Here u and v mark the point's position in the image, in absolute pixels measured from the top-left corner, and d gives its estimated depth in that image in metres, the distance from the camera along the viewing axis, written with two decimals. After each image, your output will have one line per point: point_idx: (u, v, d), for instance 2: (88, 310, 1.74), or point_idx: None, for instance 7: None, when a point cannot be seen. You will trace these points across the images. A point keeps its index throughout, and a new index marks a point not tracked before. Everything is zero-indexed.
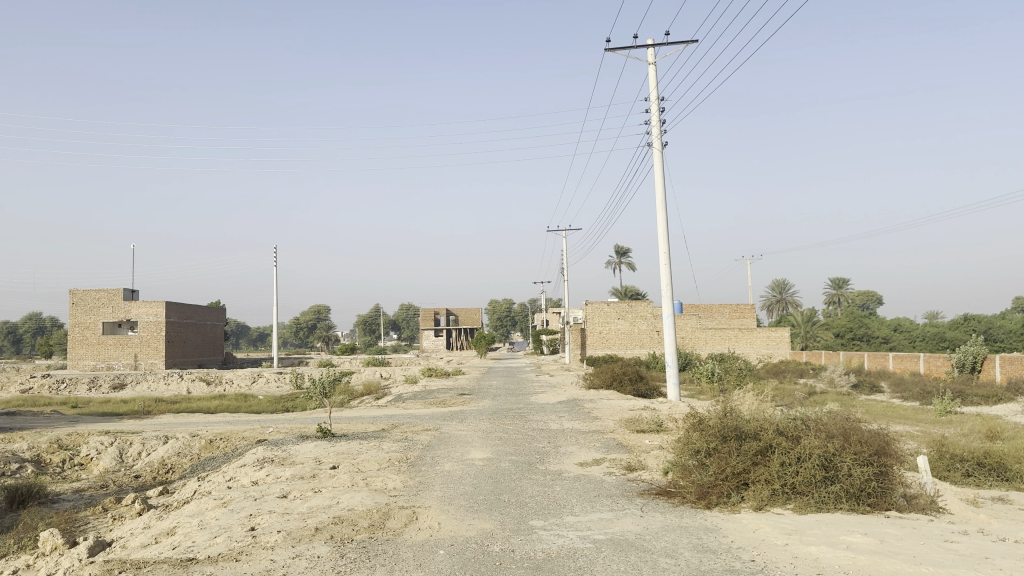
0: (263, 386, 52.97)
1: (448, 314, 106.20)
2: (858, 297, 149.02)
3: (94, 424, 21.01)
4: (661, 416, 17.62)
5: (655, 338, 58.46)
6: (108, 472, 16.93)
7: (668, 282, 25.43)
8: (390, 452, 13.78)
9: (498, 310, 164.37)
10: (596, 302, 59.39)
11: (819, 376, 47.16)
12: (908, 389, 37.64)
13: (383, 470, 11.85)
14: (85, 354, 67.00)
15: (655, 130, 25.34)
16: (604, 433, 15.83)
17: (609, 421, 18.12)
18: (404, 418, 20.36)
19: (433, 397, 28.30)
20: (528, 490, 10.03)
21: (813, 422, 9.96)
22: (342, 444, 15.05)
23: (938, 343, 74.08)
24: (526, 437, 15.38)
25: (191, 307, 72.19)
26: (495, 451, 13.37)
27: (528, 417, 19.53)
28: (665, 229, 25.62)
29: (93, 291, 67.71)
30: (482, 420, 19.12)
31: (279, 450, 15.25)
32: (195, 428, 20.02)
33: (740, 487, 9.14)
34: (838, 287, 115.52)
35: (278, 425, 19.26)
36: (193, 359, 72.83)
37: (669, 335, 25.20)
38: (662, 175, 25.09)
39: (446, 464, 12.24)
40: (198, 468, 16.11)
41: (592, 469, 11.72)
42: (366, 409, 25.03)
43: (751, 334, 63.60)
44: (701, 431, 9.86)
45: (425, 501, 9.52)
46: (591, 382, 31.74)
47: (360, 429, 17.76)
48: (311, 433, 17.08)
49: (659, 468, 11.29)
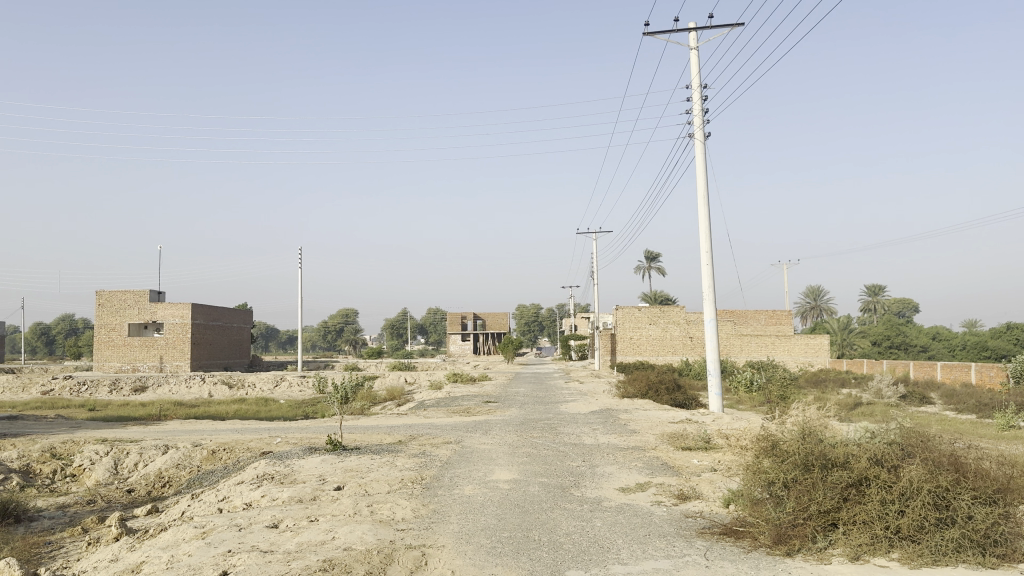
0: (286, 389, 51.81)
1: (476, 318, 105.03)
2: (894, 304, 145.69)
3: (94, 431, 19.62)
4: (708, 433, 15.83)
5: (688, 345, 56.32)
6: (99, 485, 15.55)
7: (710, 284, 23.59)
8: (404, 470, 12.14)
9: (525, 314, 162.93)
10: (627, 307, 57.44)
11: (864, 386, 44.76)
12: (961, 401, 35.29)
13: (392, 495, 10.20)
14: (111, 356, 66.35)
15: (697, 120, 23.60)
16: (645, 451, 14.07)
17: (649, 436, 16.36)
18: (425, 429, 18.74)
19: (456, 405, 26.66)
20: (563, 525, 8.31)
21: (915, 448, 8.15)
22: (352, 460, 13.44)
23: (982, 353, 71.10)
24: (558, 453, 13.67)
25: (218, 309, 71.47)
26: (522, 472, 11.65)
27: (559, 430, 17.79)
28: (707, 228, 23.83)
29: (119, 292, 67.16)
30: (507, 433, 17.41)
31: (282, 465, 13.70)
32: (199, 437, 18.57)
33: (826, 529, 7.40)
34: (873, 294, 112.43)
35: (286, 436, 17.72)
36: (220, 362, 72.03)
37: (711, 341, 23.32)
38: (704, 168, 23.29)
39: (466, 487, 10.55)
40: (195, 482, 14.65)
41: (638, 497, 9.97)
42: (386, 417, 23.46)
43: (789, 341, 61.25)
44: (778, 458, 8.12)
45: (439, 538, 7.84)
46: (625, 391, 29.89)
47: (375, 441, 16.13)
48: (321, 445, 15.49)
49: (718, 499, 9.54)
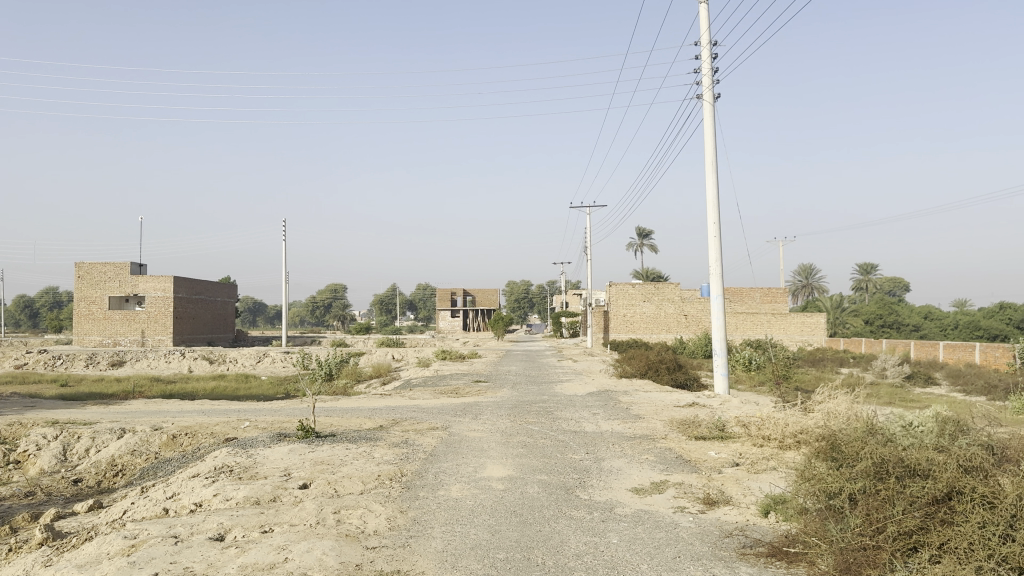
0: (269, 365, 50.19)
1: (465, 295, 103.43)
2: (885, 283, 145.39)
3: (49, 412, 17.95)
4: (721, 420, 14.34)
5: (682, 322, 55.05)
6: (43, 474, 13.94)
7: (717, 257, 22.04)
8: (384, 463, 10.54)
9: (516, 291, 161.78)
10: (620, 284, 55.91)
11: (865, 366, 43.57)
12: (968, 382, 34.08)
13: (365, 497, 8.58)
14: (92, 330, 64.33)
15: (706, 80, 21.98)
16: (655, 441, 12.54)
17: (657, 422, 14.83)
18: (409, 412, 17.10)
19: (445, 384, 25.12)
20: (571, 543, 6.73)
21: (1014, 455, 6.50)
22: (325, 450, 11.81)
23: (974, 333, 70.32)
24: (558, 444, 12.09)
25: (201, 282, 69.56)
26: (518, 468, 10.04)
27: (557, 414, 16.22)
28: (715, 197, 22.27)
29: (99, 264, 65.14)
30: (499, 417, 15.81)
31: (243, 454, 12.09)
32: (160, 420, 16.92)
33: (907, 555, 5.69)
34: (865, 273, 111.73)
35: (256, 419, 16.11)
36: (203, 337, 70.27)
37: (717, 319, 21.79)
38: (713, 131, 21.65)
39: (452, 488, 8.95)
40: (149, 472, 13.07)
41: (656, 502, 8.41)
42: (368, 397, 21.81)
43: (784, 319, 60.03)
44: (842, 469, 6.57)
45: (418, 563, 6.23)
46: (623, 371, 28.46)
47: (353, 426, 14.55)
48: (292, 431, 13.87)
49: (754, 506, 8.00)
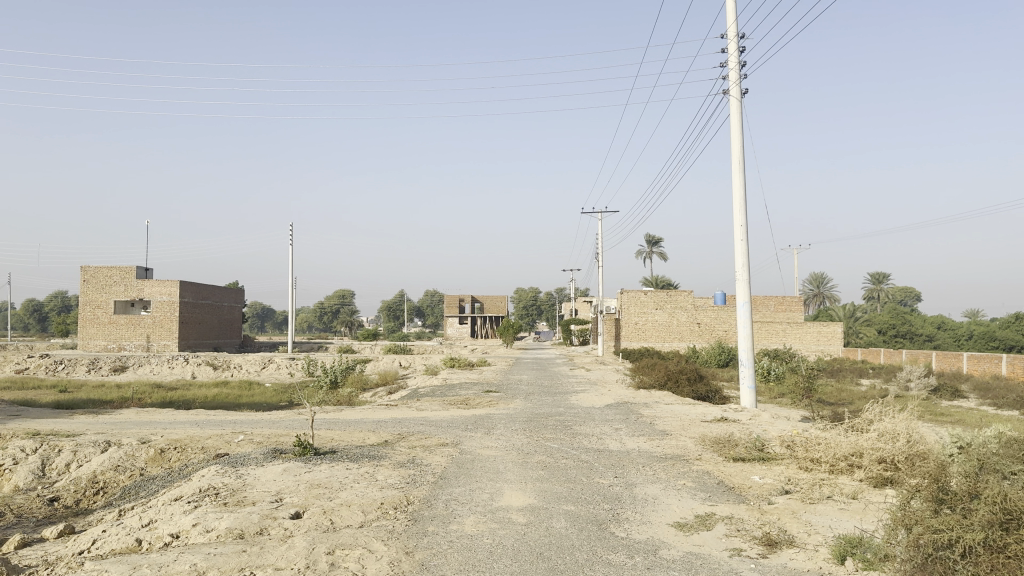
0: (274, 372, 49.04)
1: (474, 301, 102.07)
2: (897, 292, 143.44)
3: (34, 423, 16.80)
4: (759, 439, 13.05)
5: (695, 331, 53.71)
6: (18, 491, 12.79)
7: (744, 261, 20.81)
8: (389, 488, 9.31)
9: (524, 298, 160.53)
10: (632, 291, 54.62)
11: (887, 378, 42.15)
12: (998, 396, 32.69)
13: (366, 533, 7.35)
14: (96, 334, 63.35)
15: (733, 75, 20.80)
16: (689, 463, 11.30)
17: (686, 439, 13.59)
18: (416, 425, 15.88)
19: (454, 394, 23.90)
20: None
21: None
22: (322, 470, 10.59)
23: (991, 344, 68.78)
24: (581, 465, 10.84)
25: (207, 287, 68.55)
26: (541, 495, 8.82)
27: (575, 429, 14.96)
28: (741, 198, 21.04)
29: (105, 268, 64.18)
30: (514, 433, 14.56)
31: (231, 475, 10.87)
32: (149, 432, 15.73)
33: None
34: (877, 282, 110.09)
35: (251, 433, 14.92)
36: (209, 342, 69.22)
37: (744, 328, 20.51)
38: (740, 128, 20.42)
39: (466, 520, 7.75)
40: (131, 492, 11.88)
41: (706, 542, 7.16)
42: (372, 408, 20.60)
43: (800, 328, 58.58)
44: (952, 517, 5.32)
45: None
46: (640, 382, 27.15)
47: (356, 442, 13.36)
48: (288, 447, 12.67)
49: (827, 551, 6.72)
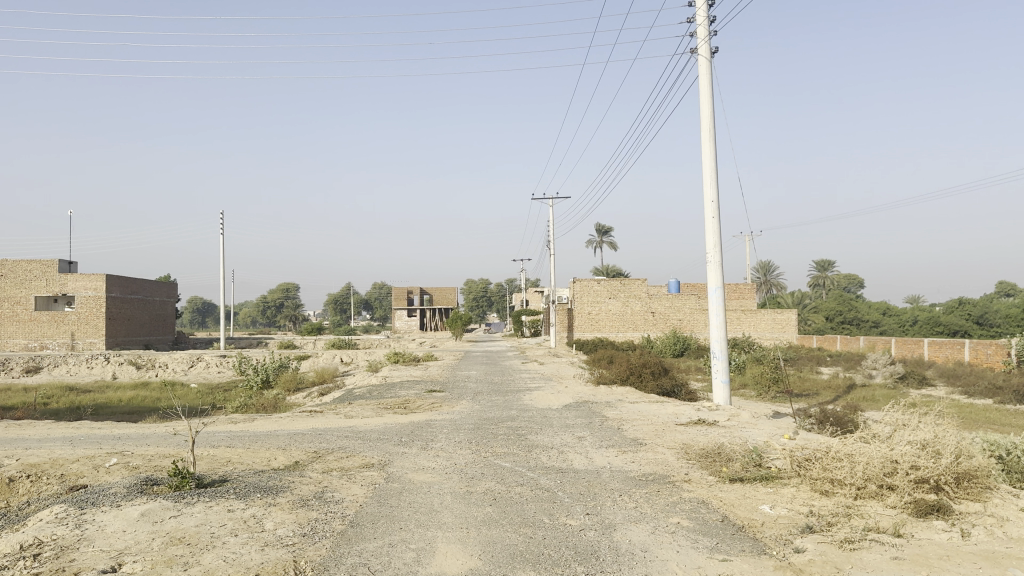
0: (204, 371, 45.48)
1: (422, 293, 99.27)
2: (842, 280, 144.44)
3: None
4: (754, 450, 10.71)
5: (650, 320, 51.80)
6: None
7: (716, 241, 18.55)
8: (275, 546, 6.60)
9: (473, 290, 158.22)
10: (585, 279, 52.28)
11: (849, 365, 40.62)
12: (969, 383, 31.24)
13: None
14: (15, 333, 58.54)
15: (702, 30, 18.47)
16: (678, 486, 8.90)
17: (665, 452, 11.17)
18: (339, 439, 13.12)
19: (393, 395, 21.20)
20: None
21: None
22: (194, 515, 7.84)
23: (935, 329, 68.50)
24: (536, 497, 8.29)
25: (137, 280, 64.25)
26: (486, 556, 6.22)
27: (531, 440, 12.44)
28: (712, 171, 18.78)
29: (24, 261, 59.48)
30: (457, 447, 11.92)
31: (70, 522, 8.01)
32: (7, 454, 12.67)
33: None
34: (822, 270, 110.39)
35: (132, 453, 12.04)
36: (139, 339, 64.98)
37: (716, 316, 18.17)
38: (710, 90, 18.09)
39: None
40: None
41: None
42: (295, 414, 17.78)
43: (754, 316, 57.14)
44: None
45: None
46: (599, 376, 24.76)
47: (258, 465, 10.68)
48: (164, 477, 9.82)
49: None
